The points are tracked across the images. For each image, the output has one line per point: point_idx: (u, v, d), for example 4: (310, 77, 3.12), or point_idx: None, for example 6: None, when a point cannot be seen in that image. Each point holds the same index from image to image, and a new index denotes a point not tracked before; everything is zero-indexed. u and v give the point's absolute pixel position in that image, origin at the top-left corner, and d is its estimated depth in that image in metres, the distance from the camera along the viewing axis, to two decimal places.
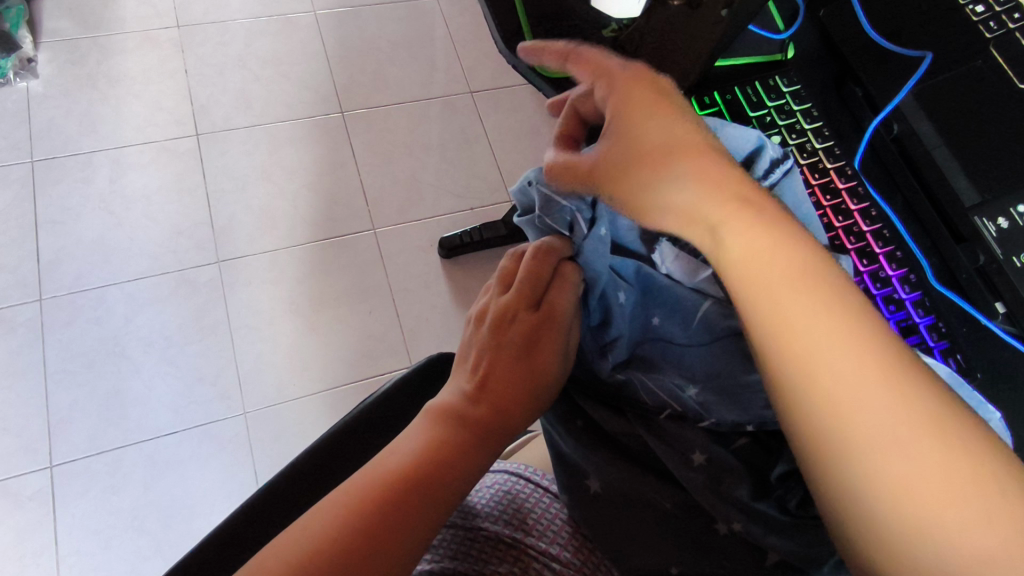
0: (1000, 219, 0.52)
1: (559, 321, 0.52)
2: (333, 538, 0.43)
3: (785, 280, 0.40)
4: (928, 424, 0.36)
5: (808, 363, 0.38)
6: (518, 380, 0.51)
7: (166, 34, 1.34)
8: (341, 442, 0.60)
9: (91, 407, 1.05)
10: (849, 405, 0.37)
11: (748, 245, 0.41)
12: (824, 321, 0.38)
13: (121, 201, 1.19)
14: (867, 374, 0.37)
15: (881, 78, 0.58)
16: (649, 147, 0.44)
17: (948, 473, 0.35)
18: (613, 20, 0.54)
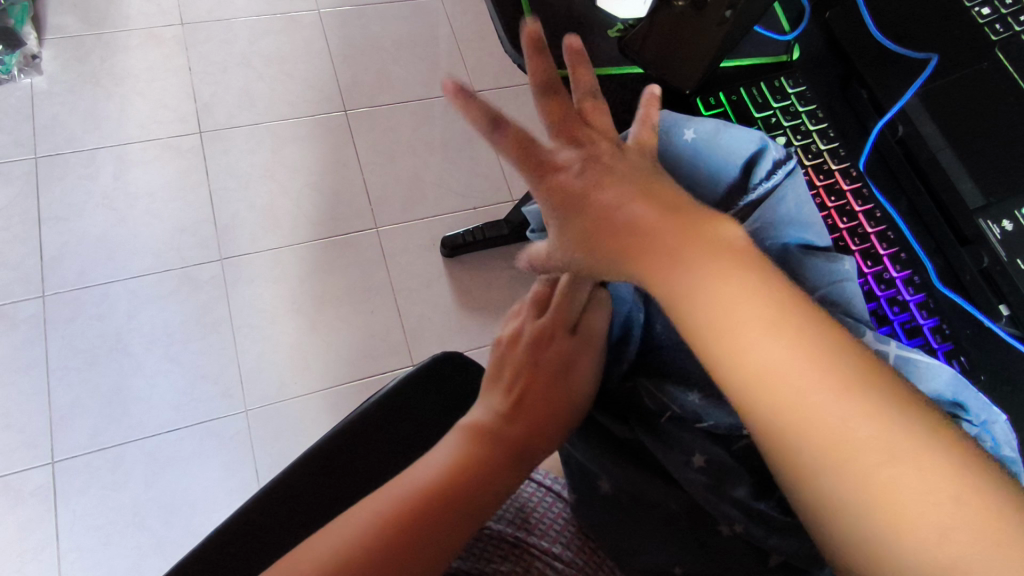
0: (1004, 222, 0.47)
1: (593, 342, 0.51)
2: (351, 554, 0.43)
3: (740, 310, 0.36)
4: (885, 439, 0.34)
5: (770, 400, 0.35)
6: (552, 402, 0.50)
7: (170, 32, 1.35)
8: (343, 444, 0.57)
9: (92, 403, 1.06)
10: (818, 440, 0.34)
11: (702, 285, 0.37)
12: (781, 353, 0.35)
13: (124, 198, 1.20)
14: (832, 405, 0.34)
15: (886, 78, 0.52)
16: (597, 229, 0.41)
17: (932, 501, 0.33)
18: (618, 20, 0.53)
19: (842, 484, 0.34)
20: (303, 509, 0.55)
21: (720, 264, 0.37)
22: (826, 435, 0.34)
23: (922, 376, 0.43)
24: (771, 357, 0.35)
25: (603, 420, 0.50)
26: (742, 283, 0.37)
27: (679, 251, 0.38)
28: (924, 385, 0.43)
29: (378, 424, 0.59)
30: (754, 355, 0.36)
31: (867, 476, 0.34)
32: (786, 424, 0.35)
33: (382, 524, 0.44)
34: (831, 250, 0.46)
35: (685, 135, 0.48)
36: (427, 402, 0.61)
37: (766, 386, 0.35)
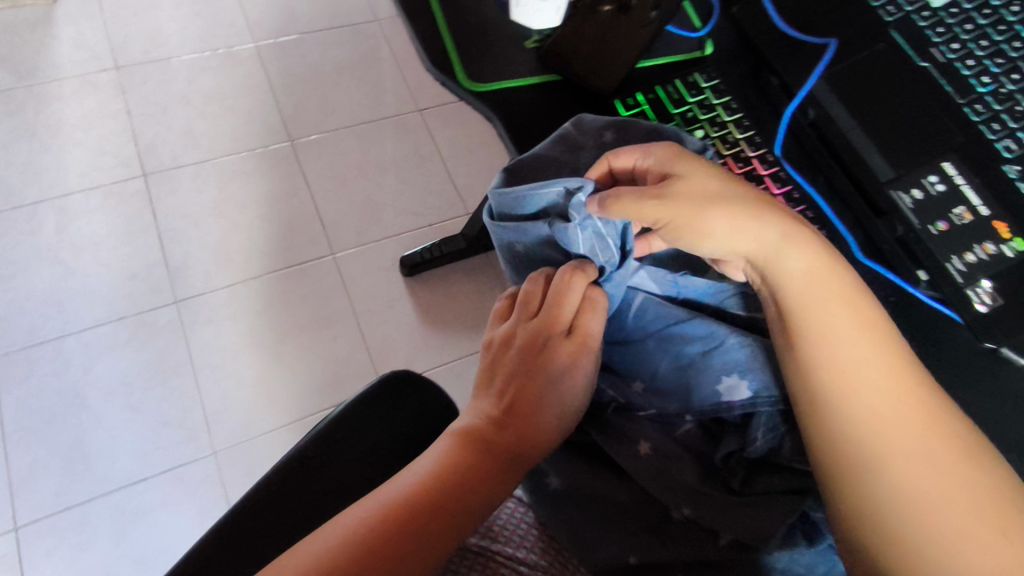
0: (914, 191, 0.49)
1: (588, 345, 0.50)
2: (342, 556, 0.41)
3: (832, 313, 0.44)
4: (931, 435, 0.41)
5: (843, 384, 0.43)
6: (553, 407, 0.49)
7: (104, 77, 1.33)
8: (307, 463, 0.53)
9: (53, 462, 1.03)
10: (884, 422, 0.41)
11: (799, 288, 0.45)
12: (862, 349, 0.43)
13: (70, 248, 1.17)
14: (897, 401, 0.42)
15: (794, 66, 0.54)
16: (702, 190, 0.45)
17: (974, 491, 0.39)
18: (534, 31, 0.55)
19: (899, 462, 0.40)
20: (268, 535, 0.50)
21: (823, 276, 0.45)
22: (892, 420, 0.41)
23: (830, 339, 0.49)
24: (849, 349, 0.43)
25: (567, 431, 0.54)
26: (831, 294, 0.45)
27: (780, 262, 0.45)
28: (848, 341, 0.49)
29: (346, 437, 0.55)
30: (831, 347, 0.43)
31: (919, 459, 0.40)
32: (856, 406, 0.42)
33: (378, 527, 0.43)
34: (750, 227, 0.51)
35: (608, 135, 0.49)
36: (402, 411, 0.57)
37: (841, 373, 0.43)
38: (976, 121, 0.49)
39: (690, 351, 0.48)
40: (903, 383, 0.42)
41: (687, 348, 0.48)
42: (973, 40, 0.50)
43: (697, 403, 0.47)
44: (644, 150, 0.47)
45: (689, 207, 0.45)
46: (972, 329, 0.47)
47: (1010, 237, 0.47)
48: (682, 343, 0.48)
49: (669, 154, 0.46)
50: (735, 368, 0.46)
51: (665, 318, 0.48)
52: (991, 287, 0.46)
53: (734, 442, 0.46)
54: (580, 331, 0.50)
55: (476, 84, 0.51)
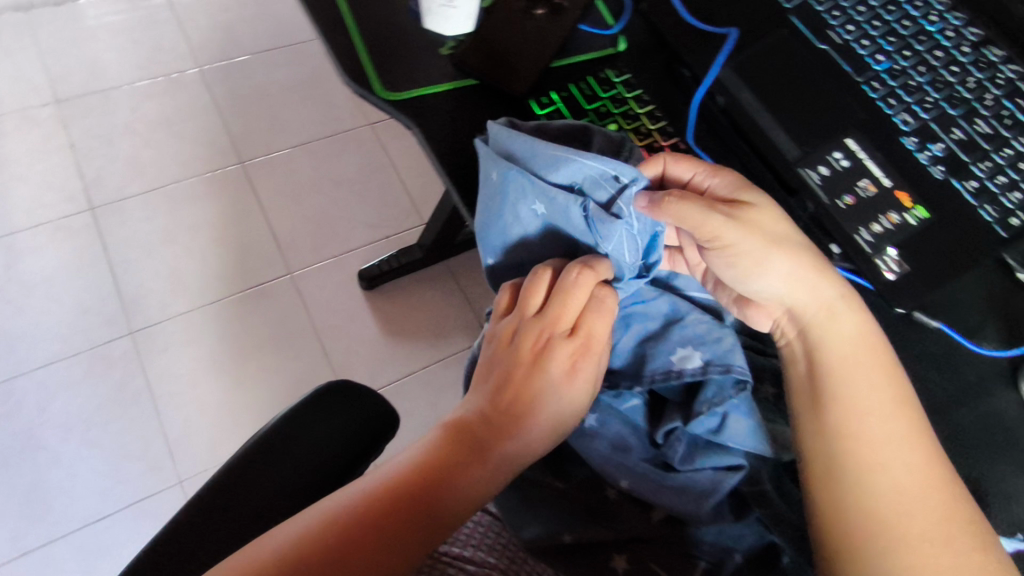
0: (821, 168, 0.51)
1: (596, 348, 0.46)
2: (312, 545, 0.40)
3: (867, 388, 0.45)
4: (948, 520, 0.41)
5: (876, 458, 0.43)
6: (557, 414, 0.46)
7: (45, 111, 1.31)
8: (243, 471, 0.53)
9: (12, 506, 1.01)
10: (911, 502, 0.42)
11: (835, 359, 0.46)
12: (896, 428, 0.43)
13: (17, 287, 1.15)
14: (922, 483, 0.42)
15: (702, 56, 0.56)
16: (769, 231, 0.47)
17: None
18: (449, 38, 0.56)
19: (917, 543, 0.41)
20: (202, 544, 0.51)
21: (860, 353, 0.46)
22: (918, 501, 0.42)
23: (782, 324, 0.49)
24: (885, 425, 0.44)
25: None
26: (868, 371, 0.45)
27: (818, 329, 0.46)
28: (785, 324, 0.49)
29: (281, 445, 0.54)
30: (867, 421, 0.44)
31: (939, 542, 0.41)
32: (884, 480, 0.42)
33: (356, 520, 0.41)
34: None
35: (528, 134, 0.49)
36: (338, 417, 0.56)
37: (876, 448, 0.43)
38: (874, 98, 0.51)
39: (649, 327, 0.49)
40: (934, 466, 0.43)
41: (648, 324, 0.49)
42: (866, 22, 0.53)
43: (649, 372, 0.47)
44: (717, 173, 0.49)
45: (754, 232, 0.46)
46: (882, 295, 0.49)
47: (912, 205, 0.49)
48: (643, 319, 0.49)
49: (742, 186, 0.48)
50: (692, 342, 0.47)
51: (633, 296, 0.50)
52: (897, 255, 0.48)
53: (679, 416, 0.46)
54: (587, 331, 0.46)
55: (392, 93, 0.53)
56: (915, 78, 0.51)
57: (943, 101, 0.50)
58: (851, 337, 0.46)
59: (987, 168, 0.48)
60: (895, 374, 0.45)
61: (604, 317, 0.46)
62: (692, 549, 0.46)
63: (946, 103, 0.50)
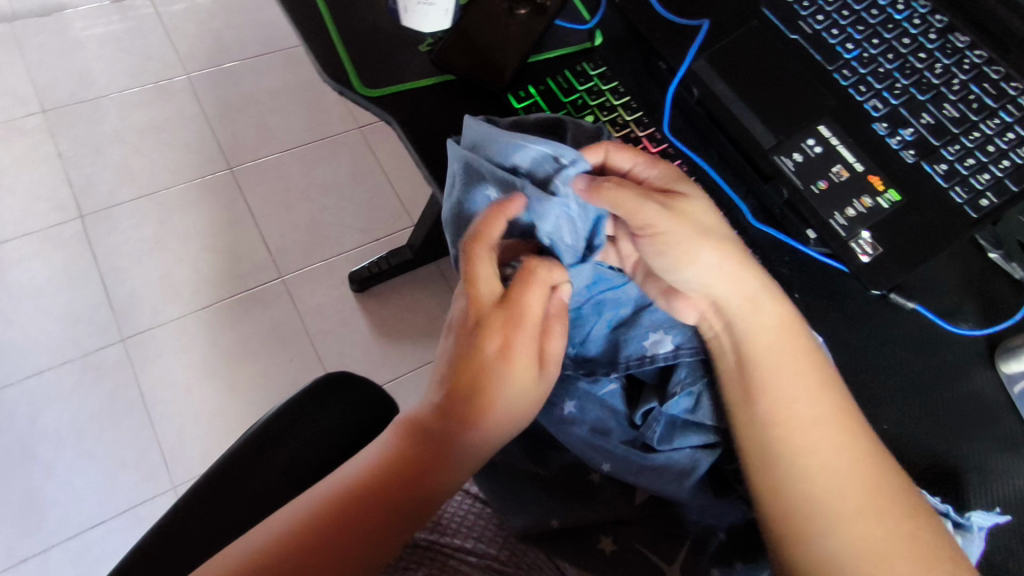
0: (795, 154, 0.52)
1: (528, 322, 0.45)
2: (304, 524, 0.42)
3: (790, 372, 0.45)
4: (880, 498, 0.42)
5: (804, 441, 0.43)
6: (491, 392, 0.45)
7: (32, 122, 1.31)
8: (243, 459, 0.54)
9: (6, 516, 1.01)
10: (839, 481, 0.42)
11: (762, 345, 0.45)
12: (820, 409, 0.44)
13: (7, 298, 1.15)
14: (851, 463, 0.42)
15: (676, 48, 0.57)
16: (700, 220, 0.46)
17: (919, 552, 0.41)
18: (427, 35, 0.56)
19: (848, 520, 0.42)
20: (191, 544, 0.51)
21: (782, 337, 0.45)
22: (846, 480, 0.42)
23: None
24: (811, 408, 0.44)
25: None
26: (792, 355, 0.45)
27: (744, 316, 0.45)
28: None
29: (280, 433, 0.56)
30: (795, 406, 0.44)
31: (873, 520, 0.42)
32: (812, 463, 0.43)
33: (338, 509, 0.42)
34: None
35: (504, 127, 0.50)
36: (334, 409, 0.57)
37: (803, 433, 0.43)
38: (845, 85, 0.52)
39: (622, 313, 0.50)
40: (859, 444, 0.43)
41: (620, 310, 0.50)
42: (835, 11, 0.54)
43: (624, 357, 0.48)
44: (653, 165, 0.48)
45: (688, 222, 0.45)
46: (859, 277, 0.50)
47: (884, 189, 0.50)
48: (615, 305, 0.50)
49: (676, 180, 0.48)
50: (664, 326, 0.48)
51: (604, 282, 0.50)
52: (871, 238, 0.49)
53: (655, 397, 0.47)
54: (517, 304, 0.45)
55: (372, 90, 0.53)
56: (884, 65, 0.52)
57: (912, 86, 0.51)
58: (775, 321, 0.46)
59: (956, 151, 0.49)
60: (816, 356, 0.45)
61: (533, 290, 0.45)
62: (679, 527, 0.46)
63: (915, 88, 0.51)
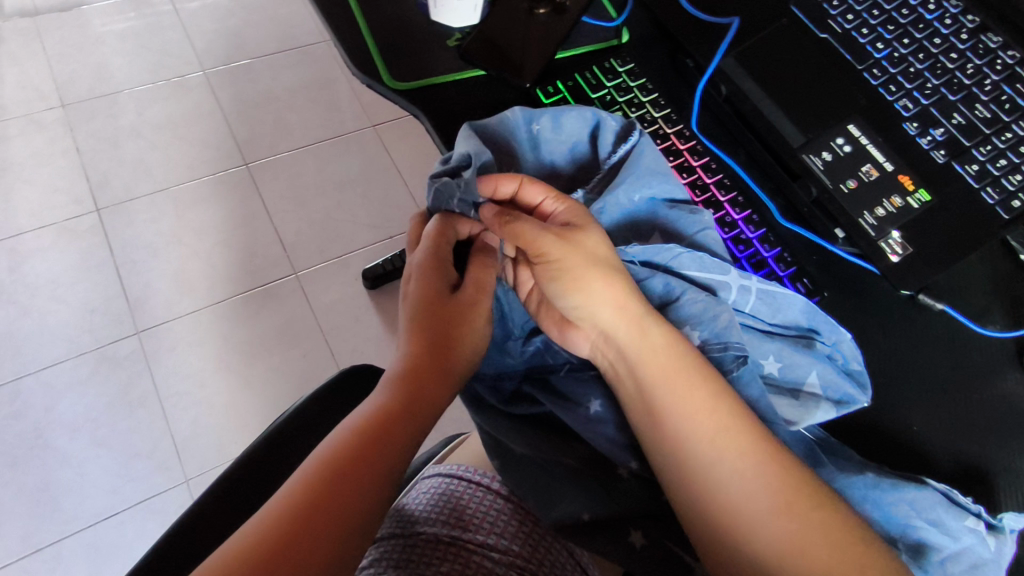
0: (824, 153, 0.51)
1: (436, 256, 0.50)
2: (286, 510, 0.39)
3: (680, 390, 0.44)
4: (791, 503, 0.41)
5: (701, 464, 0.43)
6: (417, 327, 0.48)
7: (52, 114, 1.32)
8: (264, 453, 0.57)
9: (20, 505, 1.01)
10: (733, 498, 0.42)
11: (648, 368, 0.44)
12: (711, 427, 0.43)
13: (25, 289, 1.16)
14: (750, 477, 0.42)
15: (704, 45, 0.56)
16: (592, 248, 0.46)
17: (826, 551, 0.40)
18: (456, 30, 0.57)
19: (747, 533, 0.41)
20: (209, 543, 0.52)
21: (667, 352, 0.45)
22: (742, 494, 0.42)
23: (781, 305, 0.47)
24: (697, 430, 0.43)
25: (495, 402, 0.49)
26: (682, 372, 0.44)
27: (631, 340, 0.45)
28: (785, 313, 0.47)
29: (300, 429, 0.59)
30: (692, 425, 0.43)
31: (792, 528, 0.41)
32: (706, 484, 0.42)
33: (309, 477, 0.41)
34: (692, 203, 0.50)
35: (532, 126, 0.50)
36: (357, 402, 0.62)
37: (700, 454, 0.43)
38: (875, 86, 0.52)
39: None
40: (753, 457, 0.42)
41: None
42: (865, 10, 0.54)
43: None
44: (563, 199, 0.48)
45: (579, 248, 0.46)
46: (888, 277, 0.49)
47: (914, 189, 0.49)
48: None
49: (579, 212, 0.48)
50: (697, 320, 0.47)
51: None
52: (901, 237, 0.49)
53: None
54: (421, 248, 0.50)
55: (401, 84, 0.54)
56: (915, 65, 0.52)
57: (943, 86, 0.51)
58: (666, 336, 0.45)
59: (988, 152, 0.49)
60: (703, 368, 0.45)
61: (438, 230, 0.50)
62: None
63: (946, 89, 0.50)
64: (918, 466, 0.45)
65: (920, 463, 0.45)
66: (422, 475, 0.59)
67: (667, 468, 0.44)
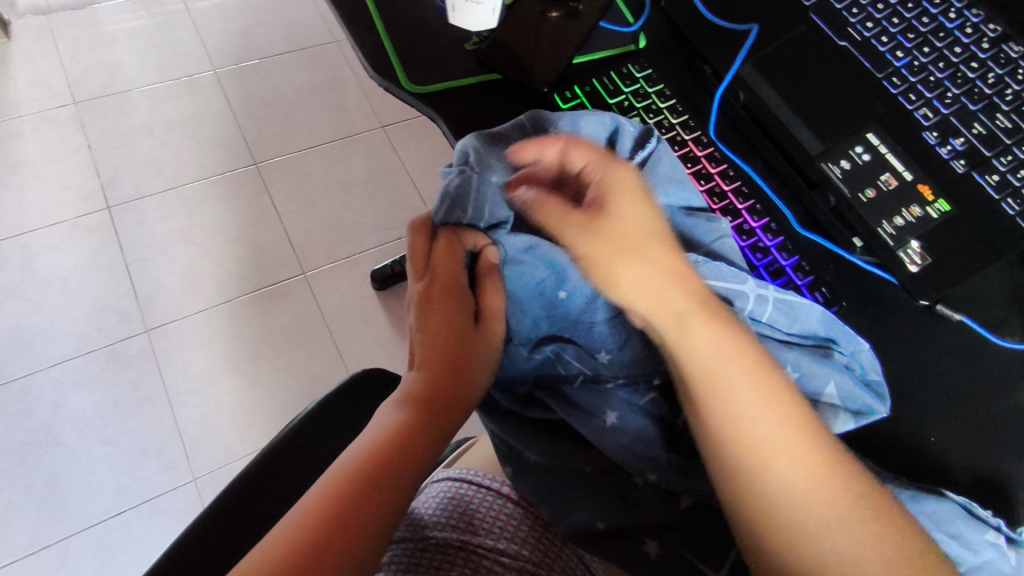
0: (843, 161, 0.51)
1: (454, 287, 0.52)
2: (318, 514, 0.41)
3: (739, 375, 0.43)
4: (850, 497, 0.40)
5: (762, 455, 0.41)
6: (435, 352, 0.51)
7: (64, 112, 1.33)
8: (280, 452, 0.57)
9: (28, 502, 1.01)
10: (802, 495, 0.40)
11: (702, 351, 0.44)
12: (773, 415, 0.42)
13: (35, 285, 1.16)
14: (811, 468, 0.40)
15: (722, 52, 0.56)
16: (625, 229, 0.48)
17: (890, 557, 0.38)
18: (473, 33, 0.57)
19: (815, 533, 0.39)
20: (229, 541, 0.52)
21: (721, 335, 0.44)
22: (809, 492, 0.40)
23: (798, 314, 0.46)
24: (765, 423, 0.41)
25: (511, 406, 0.51)
26: (737, 357, 0.43)
27: (684, 321, 0.45)
28: (803, 322, 0.46)
29: (317, 429, 0.59)
30: (751, 412, 0.42)
31: (852, 523, 0.39)
32: (772, 479, 0.40)
33: (337, 485, 0.43)
34: (709, 210, 0.50)
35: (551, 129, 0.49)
36: (371, 407, 0.62)
37: (761, 446, 0.41)
38: (894, 94, 0.52)
39: None
40: (811, 450, 0.41)
41: None
42: (885, 19, 0.53)
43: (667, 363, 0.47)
44: (611, 166, 0.49)
45: (615, 231, 0.48)
46: (907, 288, 0.49)
47: (934, 199, 0.49)
48: None
49: (624, 179, 0.48)
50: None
51: None
52: (920, 247, 0.49)
53: None
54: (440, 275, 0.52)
55: (418, 87, 0.54)
56: (935, 74, 0.51)
57: (963, 95, 0.50)
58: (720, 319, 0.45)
59: (1008, 162, 0.49)
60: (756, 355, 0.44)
61: (448, 251, 0.51)
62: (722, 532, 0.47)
63: (967, 98, 0.50)
64: (936, 478, 0.45)
65: (939, 474, 0.45)
66: (431, 479, 0.58)
67: (726, 458, 0.41)
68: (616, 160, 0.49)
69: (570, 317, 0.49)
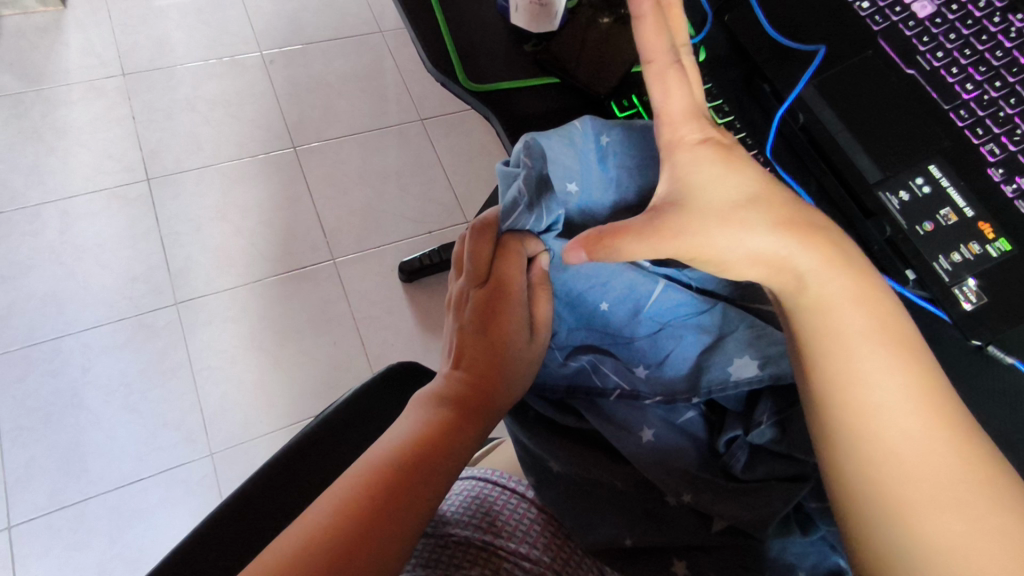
0: (901, 192, 0.50)
1: (515, 294, 0.49)
2: (356, 498, 0.42)
3: (863, 337, 0.40)
4: (968, 477, 0.37)
5: (871, 427, 0.39)
6: (483, 357, 0.50)
7: (111, 83, 1.35)
8: (318, 435, 0.58)
9: (49, 463, 1.03)
10: (913, 466, 0.38)
11: (829, 309, 0.41)
12: (898, 381, 0.39)
13: (72, 251, 1.18)
14: (931, 443, 0.38)
15: (785, 73, 0.55)
16: (727, 206, 0.41)
17: (1006, 544, 0.36)
18: (534, 35, 0.56)
19: (925, 504, 0.37)
20: (262, 517, 0.54)
21: (857, 292, 0.41)
22: (921, 463, 0.38)
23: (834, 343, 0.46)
24: (882, 390, 0.39)
25: (547, 410, 0.51)
26: (867, 316, 0.41)
27: (821, 279, 0.41)
28: None
29: (357, 416, 0.60)
30: (873, 379, 0.39)
31: (965, 507, 0.37)
32: (881, 446, 0.38)
33: (374, 474, 0.43)
34: None
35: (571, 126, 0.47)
36: (407, 396, 0.63)
37: (875, 413, 0.39)
38: (961, 127, 0.50)
39: (704, 340, 0.47)
40: (934, 425, 0.38)
41: (700, 336, 0.47)
42: (957, 50, 0.52)
43: (705, 383, 0.46)
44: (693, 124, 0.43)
45: (735, 206, 0.41)
46: (960, 327, 0.48)
47: (995, 237, 0.47)
48: (696, 329, 0.47)
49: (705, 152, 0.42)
50: (754, 349, 0.45)
51: (684, 306, 0.47)
52: (976, 286, 0.47)
53: (740, 425, 0.46)
54: (501, 282, 0.49)
55: (476, 84, 0.54)
56: (1005, 110, 0.50)
57: None
58: (858, 272, 0.42)
59: None
60: (891, 317, 0.41)
61: (509, 256, 0.49)
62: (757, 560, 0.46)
63: None
64: None
65: None
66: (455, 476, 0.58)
67: (834, 423, 0.40)
68: (688, 117, 0.43)
69: (612, 330, 0.49)
